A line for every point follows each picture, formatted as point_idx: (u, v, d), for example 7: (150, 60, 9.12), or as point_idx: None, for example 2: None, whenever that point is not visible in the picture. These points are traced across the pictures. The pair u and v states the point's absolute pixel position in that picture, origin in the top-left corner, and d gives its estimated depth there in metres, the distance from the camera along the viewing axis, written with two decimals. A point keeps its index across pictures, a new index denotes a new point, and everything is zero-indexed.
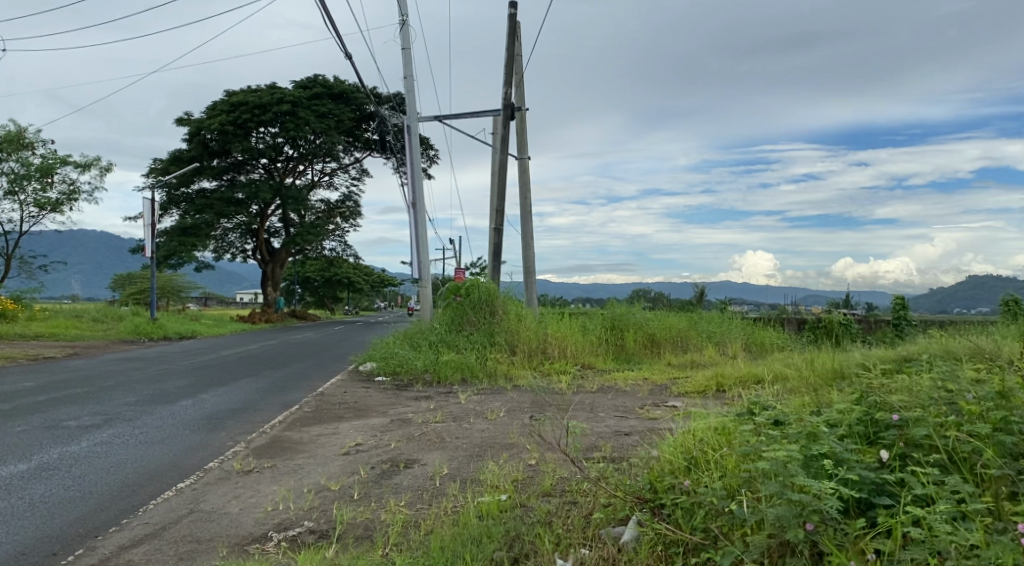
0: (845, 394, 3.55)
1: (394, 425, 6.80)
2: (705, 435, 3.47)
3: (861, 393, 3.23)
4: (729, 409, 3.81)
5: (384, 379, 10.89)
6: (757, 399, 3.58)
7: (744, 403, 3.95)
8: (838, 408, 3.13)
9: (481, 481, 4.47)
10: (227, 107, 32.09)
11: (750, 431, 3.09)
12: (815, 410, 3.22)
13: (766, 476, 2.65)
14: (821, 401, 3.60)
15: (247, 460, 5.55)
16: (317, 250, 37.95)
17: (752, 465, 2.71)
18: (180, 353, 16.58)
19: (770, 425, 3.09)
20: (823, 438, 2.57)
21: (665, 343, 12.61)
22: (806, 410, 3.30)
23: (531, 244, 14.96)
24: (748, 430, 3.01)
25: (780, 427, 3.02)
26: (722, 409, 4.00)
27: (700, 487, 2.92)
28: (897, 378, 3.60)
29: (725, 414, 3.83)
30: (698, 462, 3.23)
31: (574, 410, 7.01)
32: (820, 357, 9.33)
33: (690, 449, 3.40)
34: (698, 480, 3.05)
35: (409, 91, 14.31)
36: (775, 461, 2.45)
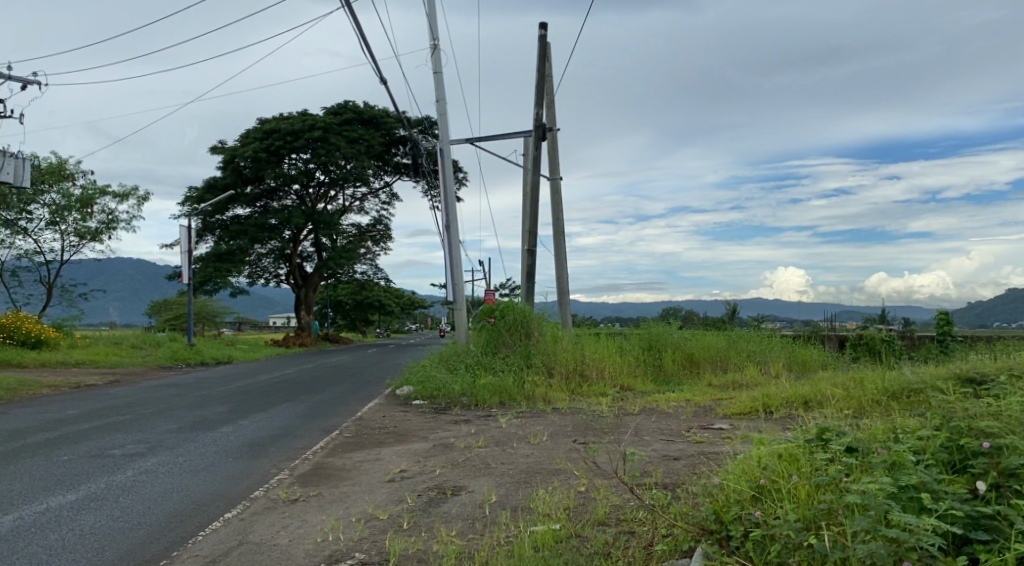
0: (921, 419, 3.41)
1: (436, 450, 6.72)
2: (770, 460, 3.33)
3: (942, 418, 3.09)
4: (793, 435, 3.67)
5: (422, 403, 10.84)
6: (825, 424, 3.44)
7: (807, 428, 3.82)
8: (917, 436, 3.00)
9: (532, 509, 4.37)
10: (260, 135, 32.77)
11: (823, 459, 2.97)
12: (893, 436, 3.09)
13: (849, 508, 2.53)
14: (893, 426, 3.45)
15: (292, 488, 5.52)
16: (349, 273, 38.30)
17: (832, 497, 2.59)
18: (218, 378, 16.74)
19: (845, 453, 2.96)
20: (912, 468, 2.45)
21: (704, 363, 12.42)
22: (882, 436, 3.16)
23: (565, 264, 14.88)
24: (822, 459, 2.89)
25: (857, 456, 2.90)
26: (784, 434, 3.86)
27: (773, 519, 2.80)
28: (976, 401, 3.44)
29: (789, 439, 3.70)
30: (766, 490, 3.11)
31: (618, 433, 6.87)
32: (868, 375, 9.06)
33: (756, 476, 3.27)
34: (769, 511, 2.93)
35: (441, 115, 14.42)
36: (863, 494, 2.33)
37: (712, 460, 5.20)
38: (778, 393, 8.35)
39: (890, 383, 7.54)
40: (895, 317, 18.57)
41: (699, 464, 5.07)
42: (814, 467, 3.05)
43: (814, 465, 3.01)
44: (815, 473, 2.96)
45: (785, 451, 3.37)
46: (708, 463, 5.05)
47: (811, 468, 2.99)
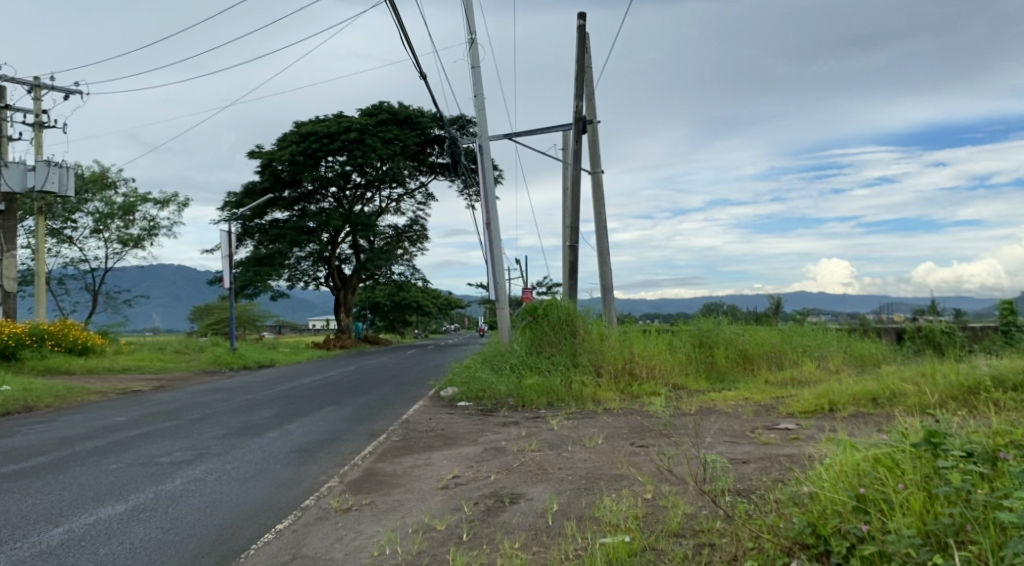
0: None
1: (488, 454, 6.51)
2: (866, 464, 3.02)
3: None
4: (889, 437, 3.28)
5: (468, 404, 10.63)
6: (931, 424, 3.05)
7: (905, 429, 3.45)
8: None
9: (598, 520, 4.12)
10: (297, 139, 33.03)
11: (936, 463, 2.65)
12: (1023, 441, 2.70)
13: (993, 530, 2.15)
14: (1011, 428, 3.06)
15: (344, 496, 5.35)
16: (387, 275, 38.44)
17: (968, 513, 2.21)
18: (262, 382, 16.79)
19: (969, 462, 2.58)
20: None
21: (758, 360, 12.02)
22: (1006, 438, 2.81)
23: (608, 260, 14.55)
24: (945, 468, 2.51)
25: (988, 468, 2.52)
26: (875, 436, 3.52)
27: (884, 534, 2.41)
28: None
29: (883, 442, 3.31)
30: (868, 500, 2.72)
31: (678, 435, 6.56)
32: (937, 369, 8.60)
33: (855, 484, 2.89)
34: (879, 525, 2.53)
35: (479, 110, 14.22)
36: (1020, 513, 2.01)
37: (786, 464, 4.87)
38: (843, 389, 7.93)
39: (967, 377, 7.09)
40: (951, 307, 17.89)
41: (773, 470, 4.75)
42: (927, 473, 2.67)
43: (927, 470, 2.68)
44: (930, 479, 2.63)
45: (882, 452, 3.04)
46: (782, 469, 4.72)
47: (924, 473, 2.67)
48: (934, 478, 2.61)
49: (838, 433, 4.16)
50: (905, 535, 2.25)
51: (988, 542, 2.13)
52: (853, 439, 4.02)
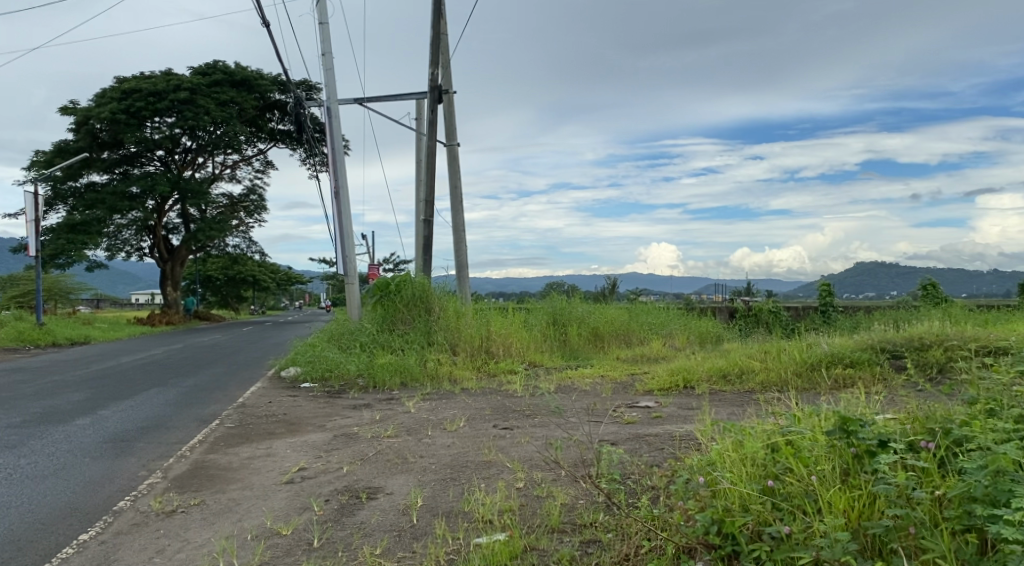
0: (944, 405, 3.00)
1: (337, 441, 5.88)
2: (769, 451, 2.87)
3: (994, 408, 2.71)
4: (788, 421, 3.15)
5: (313, 385, 9.82)
6: (838, 411, 2.97)
7: (798, 412, 3.33)
8: (960, 420, 2.60)
9: (469, 515, 3.74)
10: (117, 94, 29.33)
11: (859, 459, 2.56)
12: (936, 422, 2.65)
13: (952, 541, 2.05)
14: (907, 411, 3.03)
15: (168, 496, 4.54)
16: (220, 246, 35.57)
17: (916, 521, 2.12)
18: (71, 361, 14.71)
19: (901, 449, 2.48)
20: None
21: (609, 337, 12.19)
22: (915, 422, 2.75)
23: (463, 237, 14.16)
24: (880, 463, 2.38)
25: (915, 458, 2.42)
26: (765, 424, 3.40)
27: (815, 535, 2.26)
28: (1005, 382, 3.07)
29: (782, 425, 3.18)
30: (781, 490, 2.57)
31: (540, 416, 6.31)
32: (774, 347, 9.10)
33: (770, 471, 2.71)
34: (809, 524, 2.37)
35: (328, 70, 13.18)
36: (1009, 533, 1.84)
37: (661, 449, 4.74)
38: (696, 366, 8.15)
39: (808, 354, 7.51)
40: (763, 289, 19.56)
41: (650, 455, 4.60)
42: (855, 469, 2.54)
43: (846, 461, 2.59)
44: (851, 474, 2.55)
45: (784, 435, 2.93)
46: (658, 455, 4.59)
47: (843, 469, 2.58)
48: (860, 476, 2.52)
49: (722, 417, 4.06)
50: (840, 539, 2.14)
51: (939, 549, 2.02)
52: (735, 424, 3.87)
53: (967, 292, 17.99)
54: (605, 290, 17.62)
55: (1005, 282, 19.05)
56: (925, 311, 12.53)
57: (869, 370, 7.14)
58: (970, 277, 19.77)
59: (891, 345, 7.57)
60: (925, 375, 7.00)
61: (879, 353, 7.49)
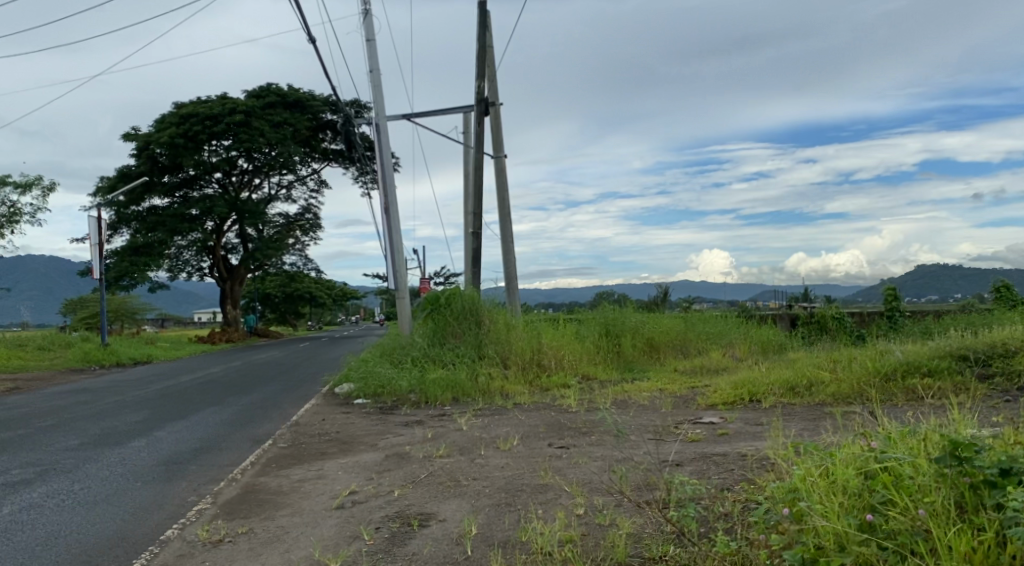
0: None
1: (390, 461, 5.71)
2: (866, 479, 2.53)
3: None
4: (885, 443, 2.80)
5: (365, 402, 9.74)
6: (944, 432, 2.62)
7: (897, 432, 2.97)
8: None
9: (526, 546, 3.49)
10: (176, 119, 30.24)
11: (975, 490, 2.21)
12: None
13: None
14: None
15: (215, 523, 4.42)
16: (275, 264, 36.29)
17: None
18: (133, 380, 15.03)
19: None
20: None
21: (664, 348, 11.80)
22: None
23: (513, 249, 13.98)
24: (1011, 496, 2.04)
25: None
26: (857, 444, 3.05)
27: None
28: None
29: (877, 446, 2.83)
30: (885, 526, 2.24)
31: (598, 433, 6.05)
32: (842, 355, 8.62)
33: (870, 503, 2.38)
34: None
35: (375, 86, 13.22)
36: None
37: (731, 471, 4.41)
38: (759, 377, 7.76)
39: (882, 363, 7.05)
40: (822, 294, 18.83)
41: (719, 478, 4.28)
42: (976, 504, 2.20)
43: (959, 492, 2.25)
44: (968, 508, 2.20)
45: (880, 460, 2.59)
46: (728, 478, 4.27)
47: (957, 502, 2.23)
48: (978, 510, 2.17)
49: (803, 439, 3.73)
50: None
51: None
52: (817, 447, 3.52)
53: None
54: (657, 299, 17.19)
55: None
56: (1005, 314, 11.77)
57: (951, 380, 6.64)
58: None
59: (973, 352, 7.03)
60: (1015, 384, 6.45)
61: (960, 361, 6.98)
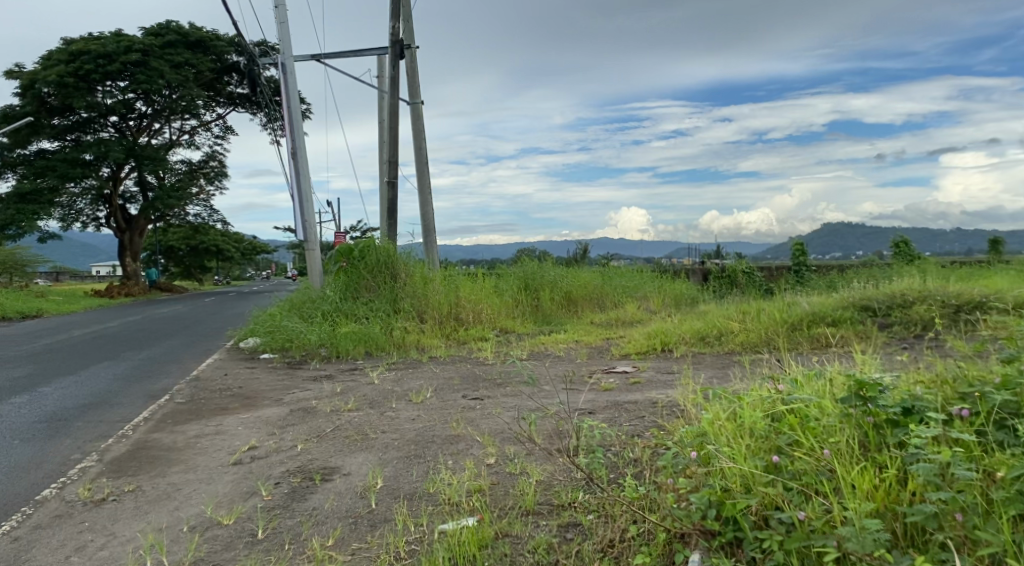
0: (966, 366, 2.67)
1: (295, 416, 5.46)
2: (772, 421, 2.51)
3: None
4: (792, 385, 2.80)
5: (273, 357, 9.34)
6: (849, 375, 2.63)
7: (803, 374, 2.97)
8: (998, 381, 2.29)
9: (433, 497, 3.37)
10: (66, 56, 27.61)
11: (879, 428, 2.21)
12: (969, 388, 2.33)
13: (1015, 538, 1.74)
14: (927, 373, 2.69)
15: (98, 482, 4.08)
16: (180, 216, 34.38)
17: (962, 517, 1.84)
18: (19, 335, 13.95)
19: (932, 422, 2.15)
20: None
21: (581, 301, 11.85)
22: (941, 387, 2.43)
23: (430, 201, 13.65)
24: (916, 436, 2.04)
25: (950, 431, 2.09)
26: (765, 388, 3.04)
27: (839, 524, 1.95)
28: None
29: (784, 389, 2.82)
30: (790, 465, 2.23)
31: (512, 384, 6.00)
32: (750, 307, 8.88)
33: (777, 444, 2.36)
34: (826, 508, 2.03)
35: (281, 23, 12.40)
36: None
37: (642, 418, 4.43)
38: (671, 328, 7.90)
39: (788, 314, 7.29)
40: (731, 250, 19.42)
41: (630, 425, 4.28)
42: (879, 444, 2.20)
43: (863, 431, 2.24)
44: (871, 447, 2.19)
45: (786, 402, 2.57)
46: (638, 425, 4.28)
47: (861, 441, 2.23)
48: (880, 448, 2.18)
49: (712, 388, 3.75)
50: (870, 529, 1.84)
51: (998, 542, 1.77)
52: (725, 394, 3.52)
53: (935, 250, 18.02)
54: (576, 255, 17.28)
55: (972, 240, 19.13)
56: (900, 268, 12.41)
57: (852, 328, 6.93)
58: (938, 236, 19.83)
59: (874, 303, 7.36)
60: (911, 333, 6.79)
61: (860, 311, 7.28)
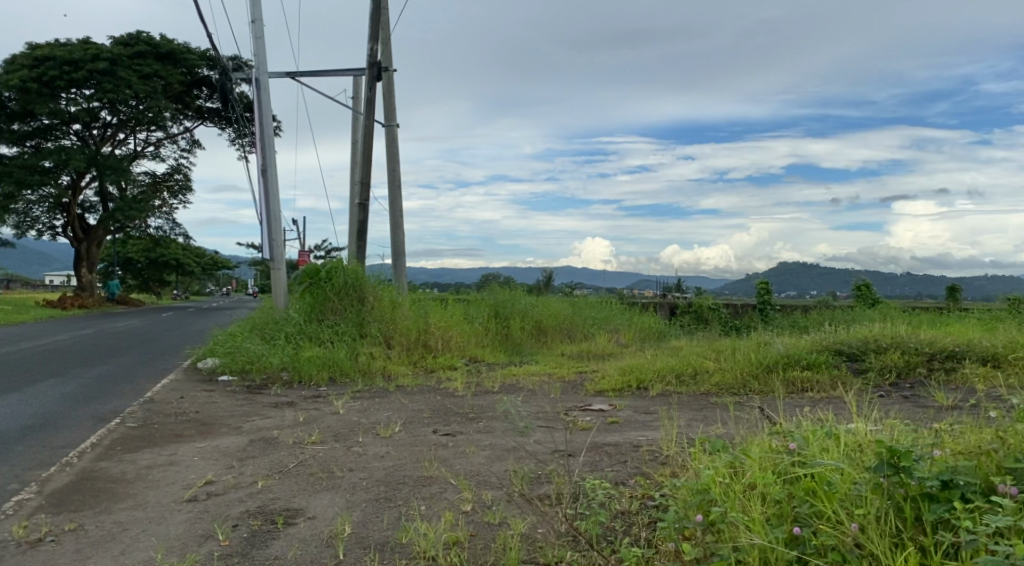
0: (990, 437, 2.66)
1: (254, 447, 5.13)
2: (795, 487, 2.48)
3: None
4: (808, 445, 2.76)
5: (232, 379, 8.91)
6: (873, 441, 2.62)
7: (818, 432, 2.94)
8: None
9: (406, 548, 3.12)
10: (29, 61, 26.79)
11: (913, 502, 2.19)
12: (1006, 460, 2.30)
13: None
14: (950, 442, 2.68)
15: (35, 519, 3.72)
16: (140, 227, 33.40)
17: None
18: None
19: (976, 500, 2.12)
20: None
21: (551, 331, 11.66)
22: (977, 459, 2.41)
23: (401, 224, 13.40)
24: (963, 519, 2.02)
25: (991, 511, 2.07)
26: (774, 443, 2.99)
27: None
28: None
29: (800, 448, 2.76)
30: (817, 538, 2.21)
31: (486, 419, 5.75)
32: (722, 346, 8.82)
33: (802, 516, 2.34)
34: None
35: (258, 37, 12.14)
36: None
37: (625, 464, 4.23)
38: (646, 364, 7.75)
39: (764, 355, 7.21)
40: (693, 285, 19.53)
41: (613, 471, 4.08)
42: (920, 519, 2.17)
43: (898, 504, 2.22)
44: (908, 524, 2.17)
45: (810, 466, 2.55)
46: (621, 472, 4.07)
47: (895, 513, 2.20)
48: (916, 524, 2.16)
49: (709, 440, 3.63)
50: None
51: None
52: (722, 450, 3.40)
53: (891, 293, 18.42)
54: (544, 283, 17.13)
55: (926, 284, 19.63)
56: (864, 311, 12.57)
57: (827, 372, 6.86)
58: (894, 279, 20.31)
59: (847, 347, 7.33)
60: (885, 380, 6.76)
61: (835, 355, 7.25)
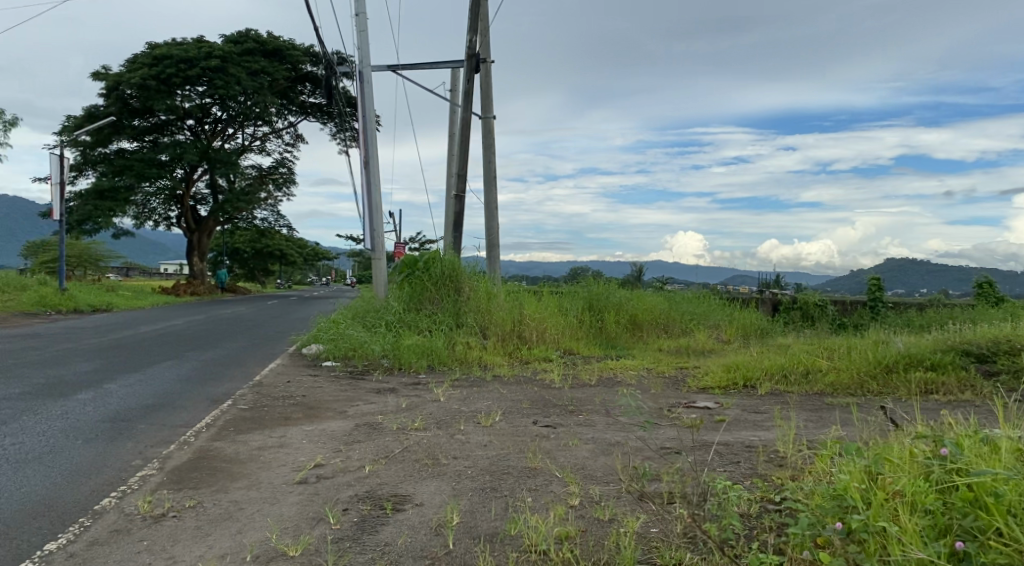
0: None
1: (360, 432, 5.22)
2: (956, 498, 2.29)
3: None
4: (966, 452, 2.55)
5: (335, 365, 9.19)
6: None
7: (974, 436, 2.71)
8: None
9: (516, 542, 3.06)
10: (149, 60, 28.64)
11: None
12: None
13: None
14: None
15: (159, 494, 3.90)
16: (248, 219, 35.19)
17: None
18: (89, 329, 14.17)
19: None
20: None
21: (648, 326, 11.41)
22: None
23: (496, 215, 13.45)
24: None
25: None
26: (922, 447, 2.77)
27: None
28: None
29: (955, 456, 2.54)
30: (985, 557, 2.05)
31: (587, 413, 5.64)
32: (833, 344, 8.33)
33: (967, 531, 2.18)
34: None
35: (361, 32, 12.43)
36: None
37: (738, 465, 4.02)
38: (751, 361, 7.42)
39: (883, 354, 6.75)
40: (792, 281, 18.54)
41: (727, 471, 3.88)
42: None
43: None
44: None
45: (971, 476, 2.36)
46: (736, 473, 3.87)
47: None
48: None
49: (840, 443, 3.43)
50: None
51: None
52: (857, 452, 3.18)
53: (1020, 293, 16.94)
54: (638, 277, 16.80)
55: None
56: (991, 311, 11.59)
57: (956, 375, 6.34)
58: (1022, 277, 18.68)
59: (978, 348, 6.75)
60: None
61: (964, 357, 6.69)
